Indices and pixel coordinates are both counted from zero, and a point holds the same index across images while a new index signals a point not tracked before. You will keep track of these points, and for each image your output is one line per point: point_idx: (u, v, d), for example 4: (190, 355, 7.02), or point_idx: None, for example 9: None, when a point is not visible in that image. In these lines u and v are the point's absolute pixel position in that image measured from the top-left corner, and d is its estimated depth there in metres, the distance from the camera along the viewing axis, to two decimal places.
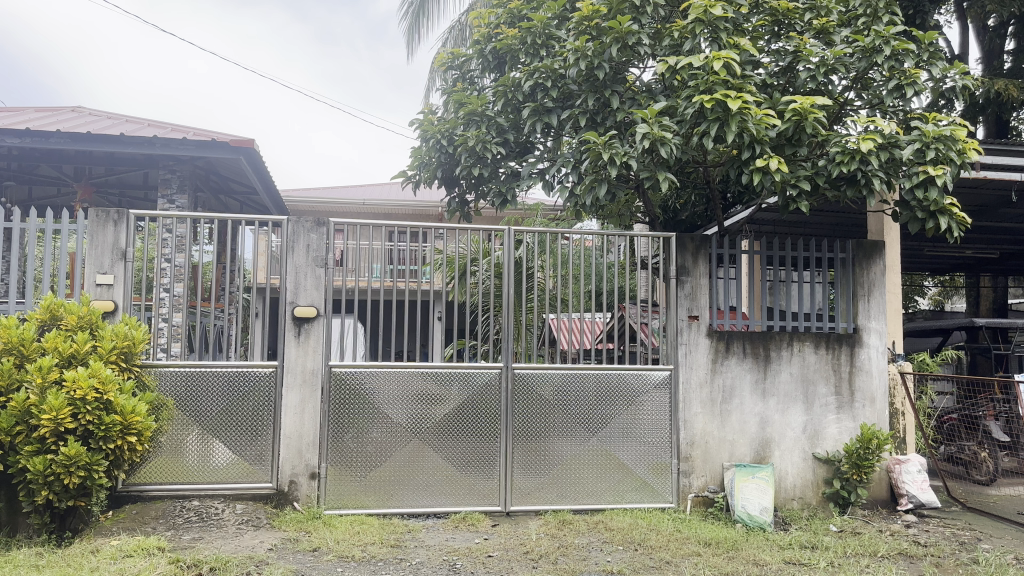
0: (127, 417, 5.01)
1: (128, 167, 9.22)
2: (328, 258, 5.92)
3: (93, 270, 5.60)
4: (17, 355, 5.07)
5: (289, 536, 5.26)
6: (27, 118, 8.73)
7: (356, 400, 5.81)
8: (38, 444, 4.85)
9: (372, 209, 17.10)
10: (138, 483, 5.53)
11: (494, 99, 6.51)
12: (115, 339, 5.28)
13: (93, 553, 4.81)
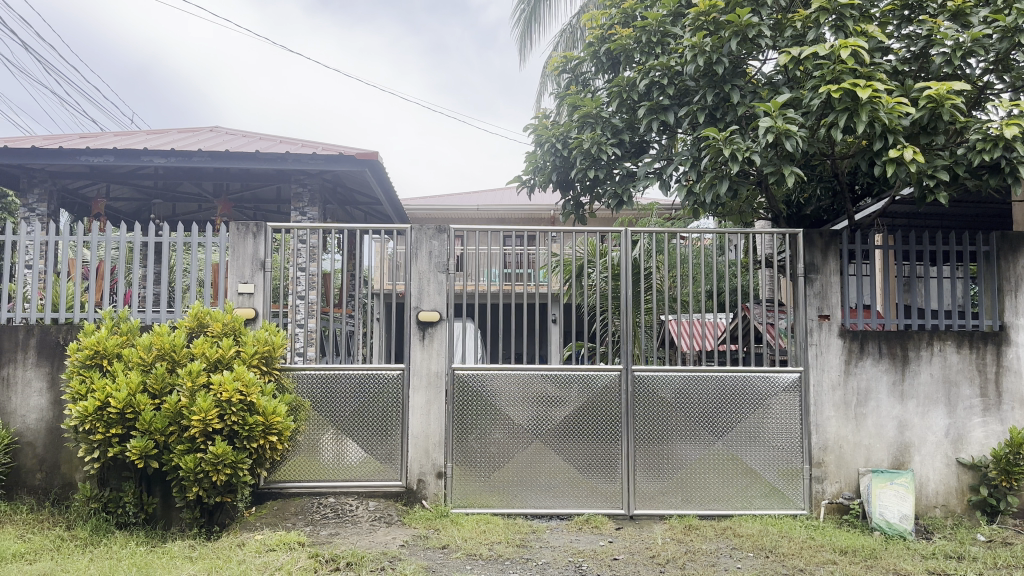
0: (269, 417, 5.27)
1: (261, 182, 9.75)
2: (449, 264, 6.06)
3: (235, 280, 5.96)
4: (169, 361, 5.45)
5: (419, 533, 5.41)
6: (169, 139, 9.38)
7: (479, 401, 5.91)
8: (189, 443, 5.22)
9: (485, 215, 17.35)
10: (279, 480, 5.83)
11: (609, 100, 6.48)
12: (257, 344, 5.56)
13: (240, 546, 5.10)
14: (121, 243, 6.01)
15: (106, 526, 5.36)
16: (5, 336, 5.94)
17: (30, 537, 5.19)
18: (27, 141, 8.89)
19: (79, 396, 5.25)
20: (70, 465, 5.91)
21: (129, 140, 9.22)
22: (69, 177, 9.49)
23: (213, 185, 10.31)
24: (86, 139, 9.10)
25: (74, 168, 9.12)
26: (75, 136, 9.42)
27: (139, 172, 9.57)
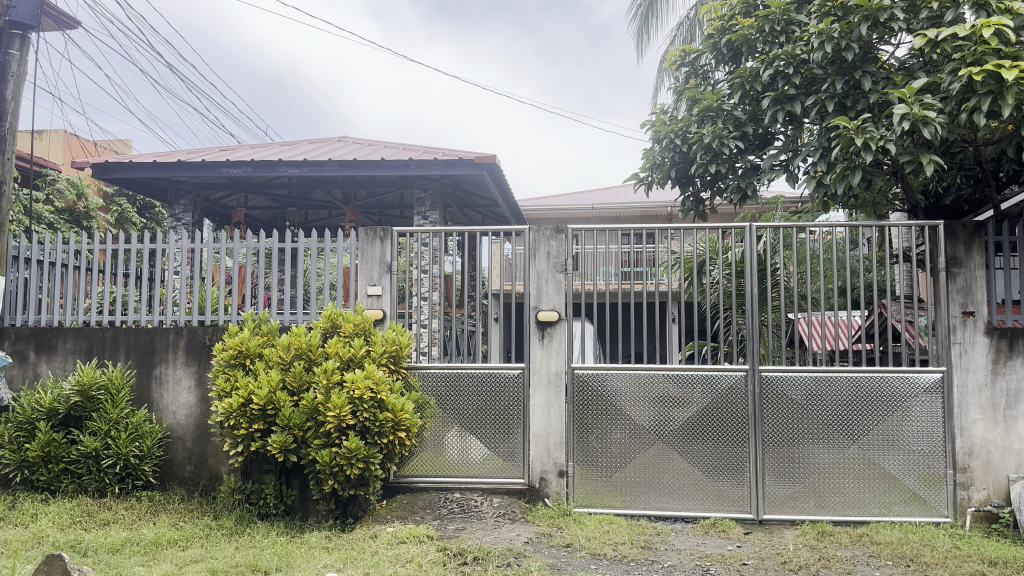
0: (397, 414, 5.53)
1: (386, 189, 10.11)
2: (568, 264, 6.06)
3: (365, 283, 6.29)
4: (306, 359, 5.80)
5: (543, 531, 5.45)
6: (299, 149, 9.87)
7: (600, 401, 5.89)
8: (325, 438, 5.53)
9: (601, 213, 17.28)
10: (407, 475, 6.04)
11: (731, 92, 6.37)
12: (385, 343, 5.84)
13: (373, 538, 5.31)
14: (260, 248, 6.42)
15: (249, 516, 5.67)
16: (159, 337, 6.41)
17: (183, 524, 5.57)
18: (174, 155, 9.56)
19: (224, 393, 5.65)
20: (216, 458, 6.31)
21: (263, 151, 9.75)
22: (211, 189, 10.14)
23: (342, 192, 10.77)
24: (225, 152, 9.70)
25: (215, 180, 9.73)
26: (216, 150, 10.06)
27: (273, 182, 10.10)
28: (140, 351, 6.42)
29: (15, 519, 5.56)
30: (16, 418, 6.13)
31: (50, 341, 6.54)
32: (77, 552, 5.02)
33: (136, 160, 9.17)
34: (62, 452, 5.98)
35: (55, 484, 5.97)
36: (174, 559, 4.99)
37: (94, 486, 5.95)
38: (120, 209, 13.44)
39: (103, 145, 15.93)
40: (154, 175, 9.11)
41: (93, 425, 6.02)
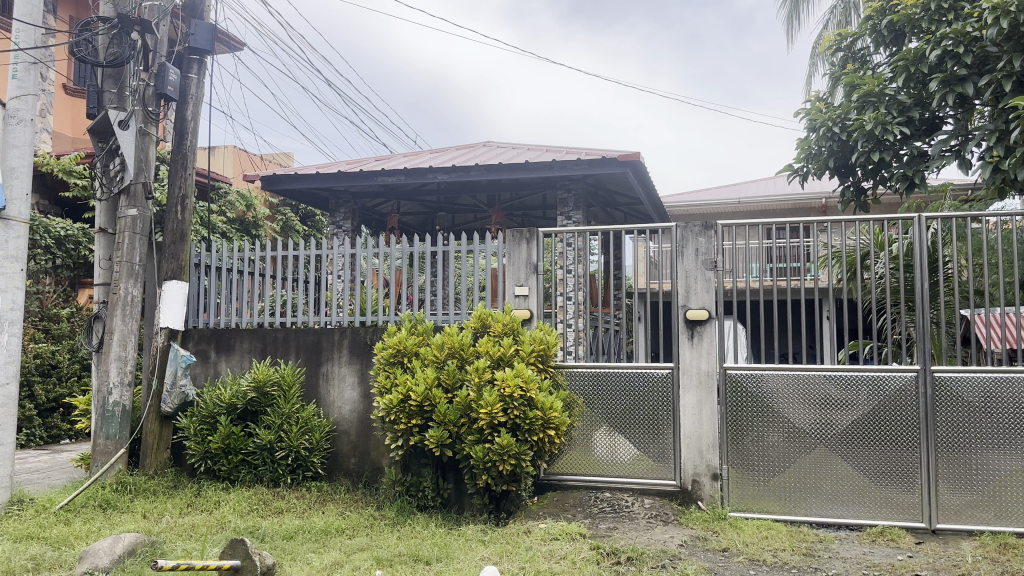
0: (546, 412, 5.65)
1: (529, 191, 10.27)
2: (718, 261, 5.91)
3: (512, 283, 6.43)
4: (458, 358, 6.06)
5: (698, 534, 5.36)
6: (446, 156, 10.19)
7: (755, 402, 5.73)
8: (478, 435, 5.76)
9: (749, 207, 16.73)
10: (557, 473, 6.14)
11: (895, 75, 6.07)
12: (533, 343, 5.98)
13: (526, 534, 5.43)
14: (413, 252, 6.86)
15: (409, 507, 6.00)
16: (325, 338, 6.86)
17: (349, 514, 5.95)
18: (334, 166, 10.11)
19: (385, 389, 6.03)
20: (379, 452, 6.66)
21: (414, 159, 10.10)
22: (367, 197, 10.66)
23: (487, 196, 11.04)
24: (379, 162, 10.18)
25: (370, 189, 10.20)
26: (370, 159, 10.57)
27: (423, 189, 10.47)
28: (308, 350, 6.90)
29: (202, 505, 6.12)
30: (199, 412, 6.74)
31: (228, 340, 7.14)
32: (257, 538, 5.49)
33: (298, 171, 9.77)
34: (240, 444, 6.53)
35: (234, 474, 6.52)
36: (342, 547, 5.33)
37: (268, 476, 6.45)
38: (284, 218, 14.39)
39: (270, 160, 17.16)
40: (316, 186, 9.68)
41: (268, 420, 6.55)
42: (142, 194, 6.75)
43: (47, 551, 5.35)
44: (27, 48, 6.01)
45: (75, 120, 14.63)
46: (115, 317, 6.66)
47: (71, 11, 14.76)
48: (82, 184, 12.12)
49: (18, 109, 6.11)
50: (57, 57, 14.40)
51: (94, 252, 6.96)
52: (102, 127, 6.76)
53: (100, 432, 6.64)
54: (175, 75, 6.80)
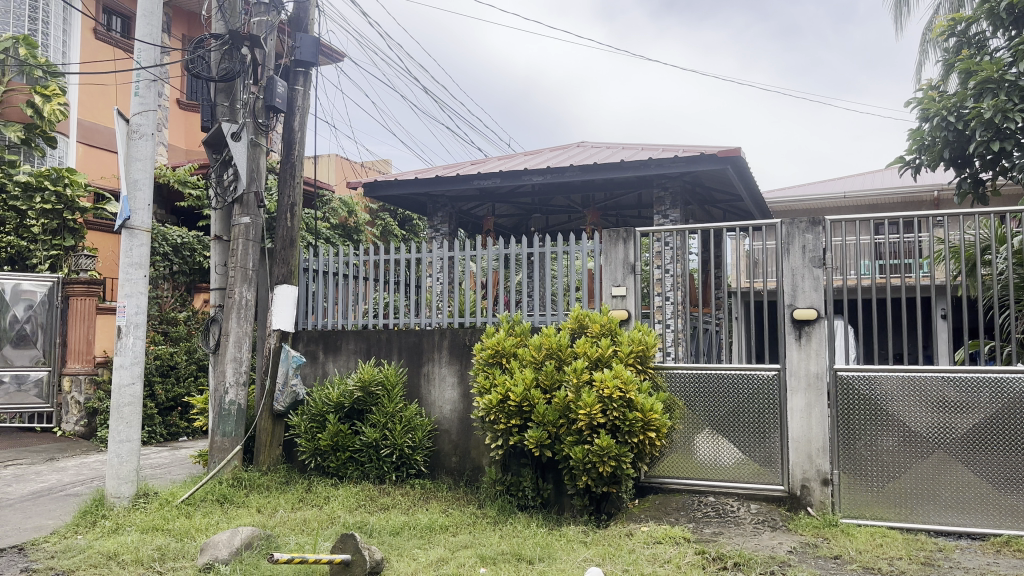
0: (647, 413, 5.59)
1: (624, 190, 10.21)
2: (826, 258, 5.74)
3: (610, 283, 6.40)
4: (556, 359, 6.08)
5: (807, 541, 5.21)
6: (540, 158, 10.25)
7: (866, 405, 5.54)
8: (577, 436, 5.77)
9: (855, 201, 16.14)
10: (659, 476, 6.08)
11: (1015, 60, 5.79)
12: (631, 344, 5.94)
13: (629, 536, 5.40)
14: (506, 255, 6.97)
15: (510, 507, 6.08)
16: (425, 339, 7.11)
17: (452, 512, 6.12)
18: (432, 171, 10.31)
19: (485, 390, 6.14)
20: (479, 451, 6.84)
21: (509, 162, 10.17)
22: (464, 201, 10.81)
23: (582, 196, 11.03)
24: (475, 165, 10.34)
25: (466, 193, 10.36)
26: (466, 163, 10.74)
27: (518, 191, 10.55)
28: (410, 351, 7.17)
29: (312, 500, 6.49)
30: (309, 411, 7.09)
31: (335, 342, 7.48)
32: (365, 533, 5.69)
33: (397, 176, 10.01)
34: (348, 441, 6.87)
35: (342, 470, 6.87)
36: (446, 543, 5.44)
37: (374, 473, 6.78)
38: (383, 223, 14.82)
39: (369, 165, 17.66)
40: (414, 191, 9.92)
41: (374, 418, 6.87)
42: (254, 203, 7.10)
43: (172, 542, 5.67)
44: (148, 67, 6.37)
45: (190, 132, 15.40)
46: (231, 320, 7.01)
47: (185, 27, 15.55)
48: (197, 194, 12.84)
49: (140, 125, 6.49)
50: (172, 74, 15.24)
51: (211, 259, 7.34)
52: (216, 139, 7.13)
53: (217, 430, 6.98)
54: (282, 87, 7.10)
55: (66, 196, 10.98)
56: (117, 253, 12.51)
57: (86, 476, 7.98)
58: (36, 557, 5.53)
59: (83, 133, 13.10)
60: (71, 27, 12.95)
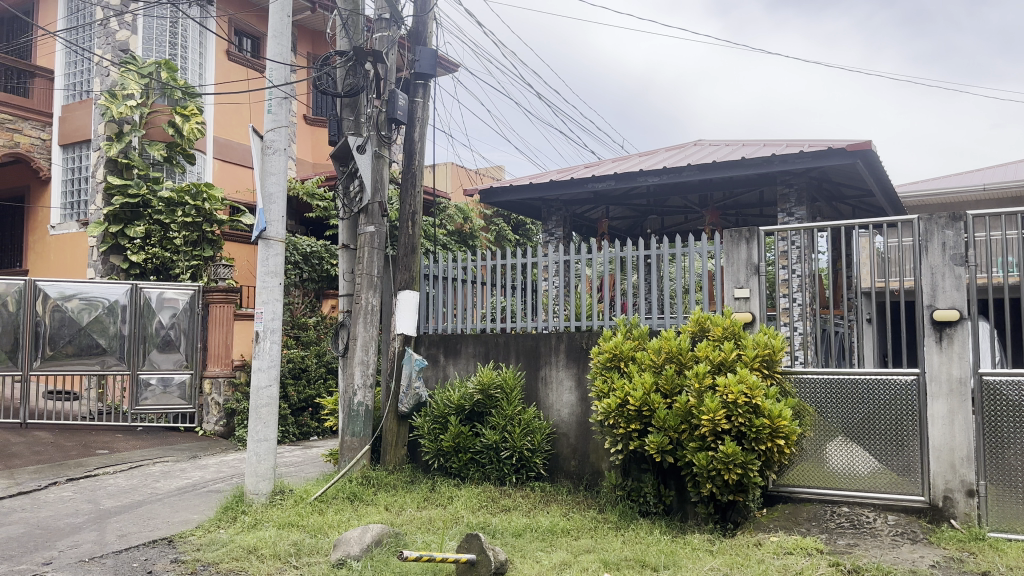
0: (774, 420, 5.43)
1: (746, 189, 9.96)
2: (969, 255, 5.43)
3: (732, 285, 6.26)
4: (676, 363, 5.98)
5: (951, 555, 4.92)
6: (656, 158, 10.15)
7: (1015, 411, 5.22)
8: (700, 442, 5.66)
9: (996, 193, 15.14)
10: (788, 485, 5.88)
11: None
12: (757, 348, 5.78)
13: (757, 546, 5.26)
14: (621, 257, 6.89)
15: (631, 513, 6.05)
16: (542, 343, 7.18)
17: (573, 516, 6.13)
18: (546, 176, 10.38)
19: (603, 394, 6.14)
20: (598, 455, 6.82)
21: (624, 164, 10.07)
22: (579, 204, 10.82)
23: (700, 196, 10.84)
24: (589, 168, 10.34)
25: (581, 195, 10.37)
26: (580, 166, 10.74)
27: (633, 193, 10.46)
28: (528, 355, 7.26)
29: (437, 500, 6.65)
30: (432, 413, 7.31)
31: (455, 346, 7.69)
32: (488, 533, 5.79)
33: (513, 181, 10.13)
34: (469, 443, 7.02)
35: (465, 471, 7.05)
36: (569, 547, 5.45)
37: (495, 474, 6.90)
38: (498, 229, 15.08)
39: (484, 172, 17.97)
40: (529, 196, 10.03)
41: (493, 421, 6.98)
42: (378, 212, 7.38)
43: (306, 537, 5.93)
44: (280, 85, 6.72)
45: (315, 146, 16.01)
46: (358, 325, 7.30)
47: (309, 45, 16.21)
48: (323, 205, 13.44)
49: (273, 141, 6.84)
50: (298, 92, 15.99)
51: (339, 266, 7.69)
52: (342, 153, 7.47)
53: (347, 429, 7.30)
54: (404, 100, 7.41)
55: (205, 210, 11.62)
56: (251, 263, 13.21)
57: (226, 473, 8.47)
58: (184, 549, 5.92)
59: (220, 150, 13.83)
60: (207, 50, 13.80)
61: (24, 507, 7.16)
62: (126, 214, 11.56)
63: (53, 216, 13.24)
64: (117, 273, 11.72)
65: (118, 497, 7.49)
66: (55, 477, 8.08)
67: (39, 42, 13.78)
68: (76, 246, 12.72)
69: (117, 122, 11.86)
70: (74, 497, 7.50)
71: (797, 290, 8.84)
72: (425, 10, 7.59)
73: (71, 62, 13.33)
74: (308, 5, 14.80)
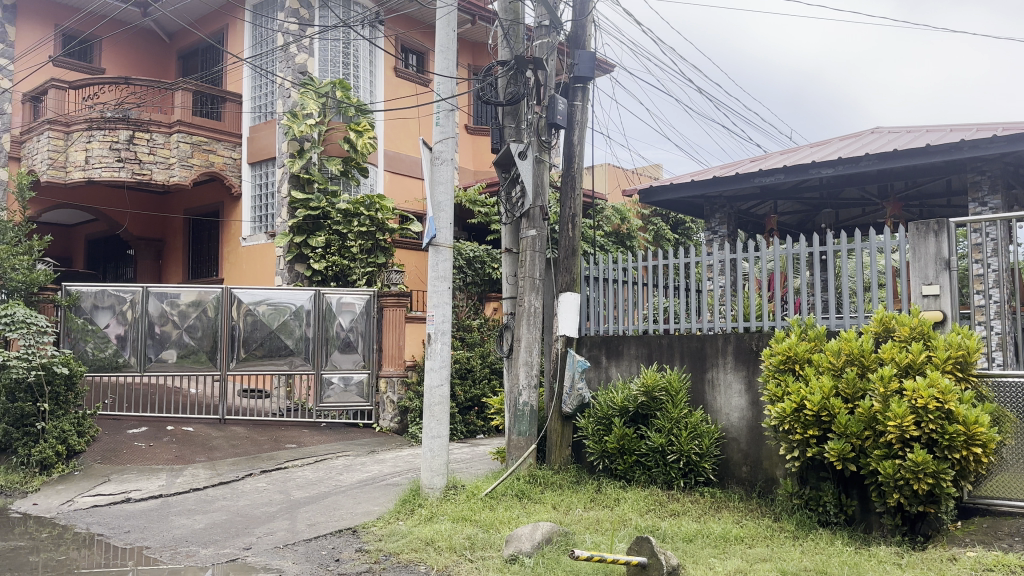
0: (970, 427, 5.04)
1: (929, 178, 9.29)
2: None
3: (919, 281, 5.89)
4: (858, 365, 5.68)
5: None
6: (830, 148, 9.68)
7: None
8: (886, 449, 5.35)
9: None
10: (986, 496, 5.53)
11: None
12: (949, 349, 5.39)
13: (952, 561, 4.90)
14: (793, 254, 6.60)
15: (810, 522, 5.80)
16: (709, 344, 7.02)
17: (746, 523, 5.96)
18: (708, 172, 10.15)
19: (777, 398, 5.92)
20: (771, 461, 6.59)
21: (793, 157, 9.67)
22: (744, 201, 10.51)
23: (878, 188, 10.24)
24: (756, 162, 10.00)
25: (746, 191, 10.05)
26: (747, 161, 10.39)
27: (803, 186, 10.06)
28: (693, 356, 7.13)
29: (603, 501, 6.68)
30: (596, 414, 7.35)
31: (617, 347, 7.69)
32: (659, 537, 5.74)
33: (674, 180, 9.99)
34: (634, 445, 7.01)
35: (630, 473, 7.03)
36: (743, 555, 5.31)
37: (662, 478, 6.84)
38: (656, 229, 14.96)
39: (641, 172, 17.84)
40: (691, 194, 9.88)
41: (659, 423, 6.92)
42: (540, 216, 7.53)
43: (479, 532, 6.13)
44: (447, 97, 7.00)
45: (477, 154, 16.47)
46: (522, 326, 7.45)
47: (471, 56, 16.72)
48: (485, 211, 13.85)
49: (441, 151, 7.11)
50: (461, 103, 16.55)
51: (503, 270, 7.90)
52: (505, 160, 7.66)
53: (513, 429, 7.47)
54: (563, 104, 7.51)
55: (377, 220, 12.32)
56: (420, 268, 13.80)
57: (402, 468, 8.91)
58: (367, 539, 6.28)
59: (390, 162, 14.53)
60: (377, 67, 14.48)
61: (225, 496, 7.86)
62: (309, 225, 12.42)
63: (244, 228, 14.46)
64: (301, 280, 12.63)
65: (306, 489, 8.07)
66: (250, 468, 8.81)
67: (228, 70, 14.95)
68: (264, 257, 13.87)
69: (298, 140, 12.77)
70: (268, 487, 8.15)
71: (993, 286, 8.16)
72: (583, 13, 7.64)
73: (258, 86, 14.49)
74: (469, 17, 15.29)
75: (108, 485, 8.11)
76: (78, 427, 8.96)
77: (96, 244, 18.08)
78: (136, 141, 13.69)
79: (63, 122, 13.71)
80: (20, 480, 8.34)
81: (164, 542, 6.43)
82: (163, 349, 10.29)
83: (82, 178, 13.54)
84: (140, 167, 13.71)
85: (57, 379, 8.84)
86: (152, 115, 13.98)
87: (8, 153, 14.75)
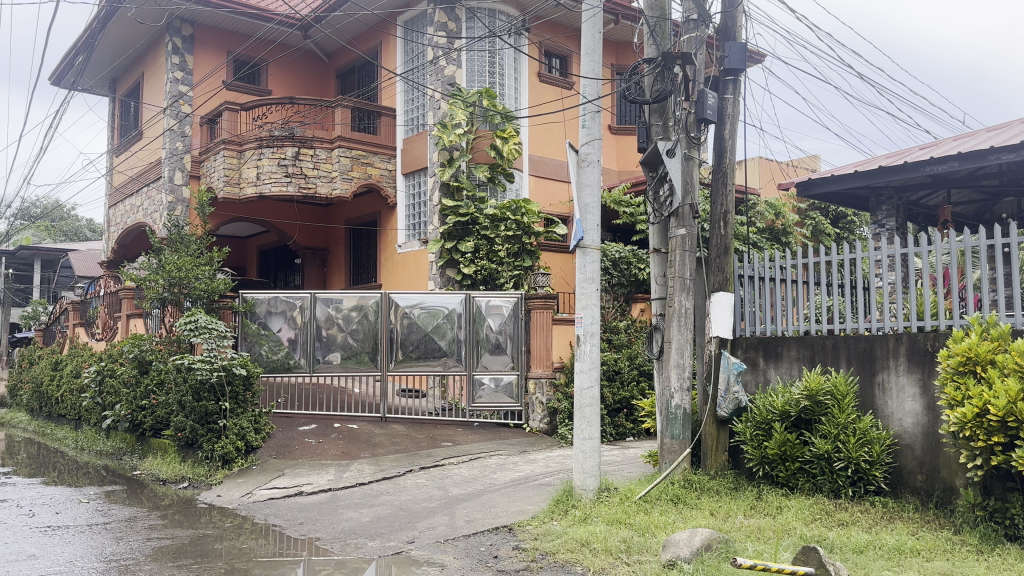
0: None
1: None
2: None
3: None
4: None
5: None
6: (1012, 131, 8.90)
7: None
8: None
9: None
10: None
11: None
12: None
13: None
14: (967, 248, 6.10)
15: (995, 535, 5.35)
16: (878, 345, 6.63)
17: (923, 535, 5.58)
18: (873, 163, 9.59)
19: (956, 402, 5.51)
20: (951, 470, 6.14)
21: (970, 142, 8.96)
22: (913, 190, 9.84)
23: None
24: (927, 150, 9.33)
25: (916, 180, 9.40)
26: (916, 149, 9.72)
27: (981, 173, 9.29)
28: (861, 358, 6.75)
29: (765, 508, 6.46)
30: (754, 418, 7.12)
31: (775, 349, 7.41)
32: (826, 548, 5.47)
33: (836, 172, 9.50)
34: (797, 452, 6.71)
35: (793, 481, 6.74)
36: (921, 568, 4.96)
37: (828, 486, 6.52)
38: (813, 223, 14.33)
39: (796, 165, 17.13)
40: (855, 185, 9.36)
41: (824, 429, 6.59)
42: (689, 215, 7.37)
43: (635, 535, 6.08)
44: (593, 99, 6.98)
45: (621, 154, 16.37)
46: (673, 327, 7.32)
47: (614, 56, 16.65)
48: (630, 211, 13.78)
49: (588, 153, 7.12)
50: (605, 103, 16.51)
51: (652, 271, 7.79)
52: (651, 159, 7.56)
53: (666, 432, 7.34)
54: (713, 98, 7.34)
55: (524, 224, 12.53)
56: (567, 270, 13.87)
57: (554, 468, 9.01)
58: (523, 538, 6.39)
59: (534, 166, 14.70)
60: (522, 73, 14.72)
61: (389, 491, 8.23)
62: (458, 231, 12.81)
63: (399, 236, 15.09)
64: (453, 284, 13.05)
65: (464, 486, 8.32)
66: (411, 465, 9.18)
67: (383, 85, 15.68)
68: (418, 262, 14.42)
69: (448, 149, 13.20)
70: (427, 483, 8.46)
71: None
72: (733, 5, 7.44)
73: (411, 99, 15.12)
74: (612, 18, 15.26)
75: (283, 479, 8.70)
76: (255, 424, 9.63)
77: (267, 254, 19.44)
78: (301, 157, 14.59)
79: (236, 141, 14.79)
80: (205, 473, 9.14)
81: (334, 534, 6.82)
82: (329, 352, 10.92)
83: (254, 193, 14.56)
84: (305, 181, 14.59)
85: (236, 379, 9.56)
86: (315, 131, 14.84)
87: (189, 172, 16.14)
